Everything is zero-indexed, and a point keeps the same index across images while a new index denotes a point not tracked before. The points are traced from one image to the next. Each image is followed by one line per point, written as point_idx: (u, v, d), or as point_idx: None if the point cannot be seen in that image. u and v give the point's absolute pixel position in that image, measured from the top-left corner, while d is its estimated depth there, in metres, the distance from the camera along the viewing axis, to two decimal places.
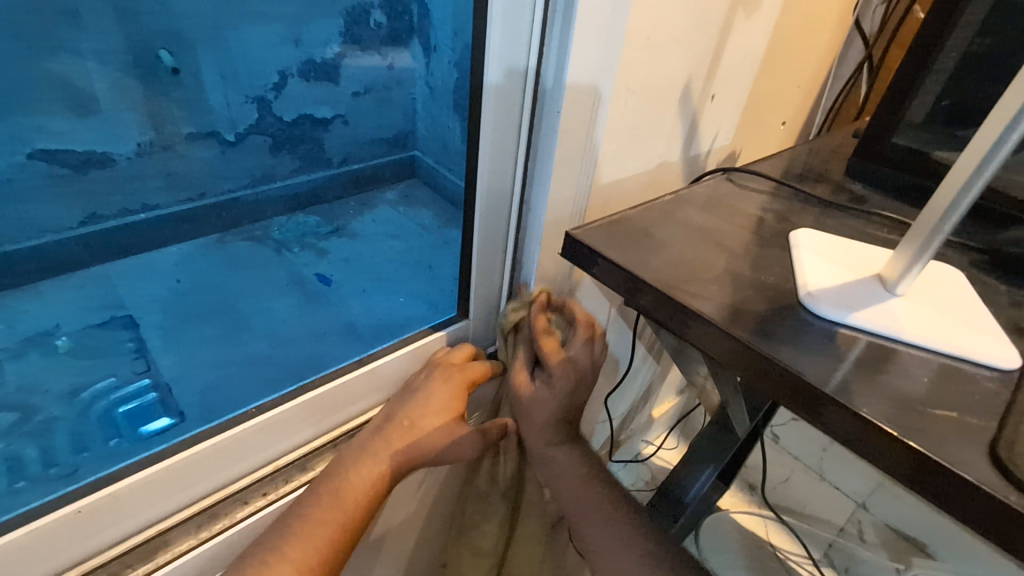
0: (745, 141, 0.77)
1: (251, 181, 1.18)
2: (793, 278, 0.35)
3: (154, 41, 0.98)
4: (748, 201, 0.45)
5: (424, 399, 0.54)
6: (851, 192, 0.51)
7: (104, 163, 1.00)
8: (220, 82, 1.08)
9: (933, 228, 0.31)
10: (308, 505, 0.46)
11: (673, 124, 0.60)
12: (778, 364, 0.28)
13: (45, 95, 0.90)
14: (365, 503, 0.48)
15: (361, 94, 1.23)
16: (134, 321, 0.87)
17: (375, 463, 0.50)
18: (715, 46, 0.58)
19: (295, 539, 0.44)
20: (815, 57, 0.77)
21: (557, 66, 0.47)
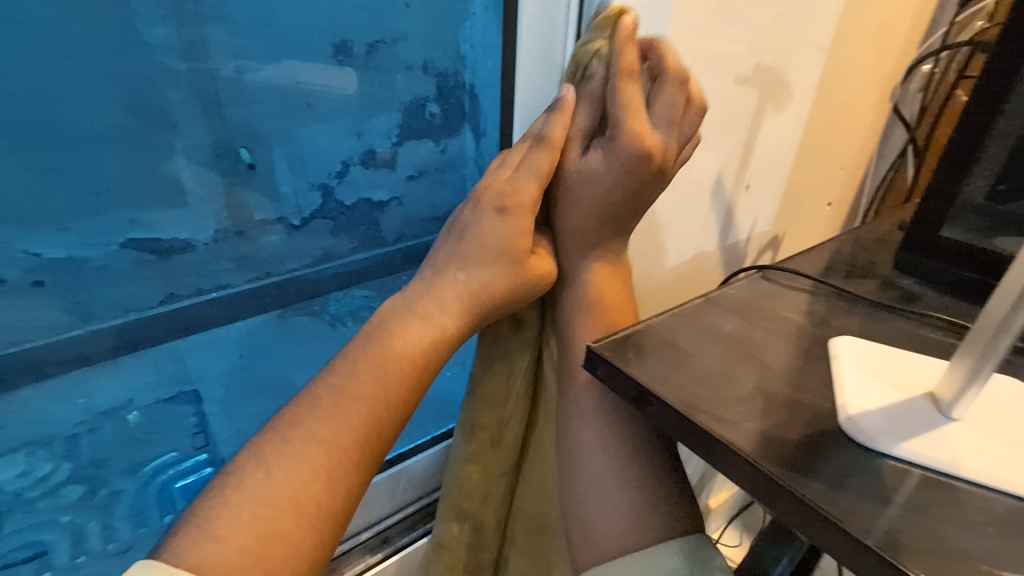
0: (787, 224, 0.75)
1: (312, 258, 0.79)
2: (831, 395, 0.33)
3: (234, 138, 0.70)
4: (786, 303, 0.44)
5: (478, 231, 0.43)
6: (902, 289, 0.48)
7: (184, 250, 0.71)
8: (287, 169, 0.76)
9: (989, 340, 0.28)
10: (336, 375, 0.37)
11: (707, 216, 0.60)
12: (814, 506, 0.26)
13: (142, 191, 0.67)
14: (411, 376, 0.39)
15: (414, 175, 0.83)
16: (198, 395, 0.80)
17: (425, 328, 0.40)
18: (745, 141, 0.59)
19: (319, 414, 0.35)
20: (855, 140, 0.76)
21: None
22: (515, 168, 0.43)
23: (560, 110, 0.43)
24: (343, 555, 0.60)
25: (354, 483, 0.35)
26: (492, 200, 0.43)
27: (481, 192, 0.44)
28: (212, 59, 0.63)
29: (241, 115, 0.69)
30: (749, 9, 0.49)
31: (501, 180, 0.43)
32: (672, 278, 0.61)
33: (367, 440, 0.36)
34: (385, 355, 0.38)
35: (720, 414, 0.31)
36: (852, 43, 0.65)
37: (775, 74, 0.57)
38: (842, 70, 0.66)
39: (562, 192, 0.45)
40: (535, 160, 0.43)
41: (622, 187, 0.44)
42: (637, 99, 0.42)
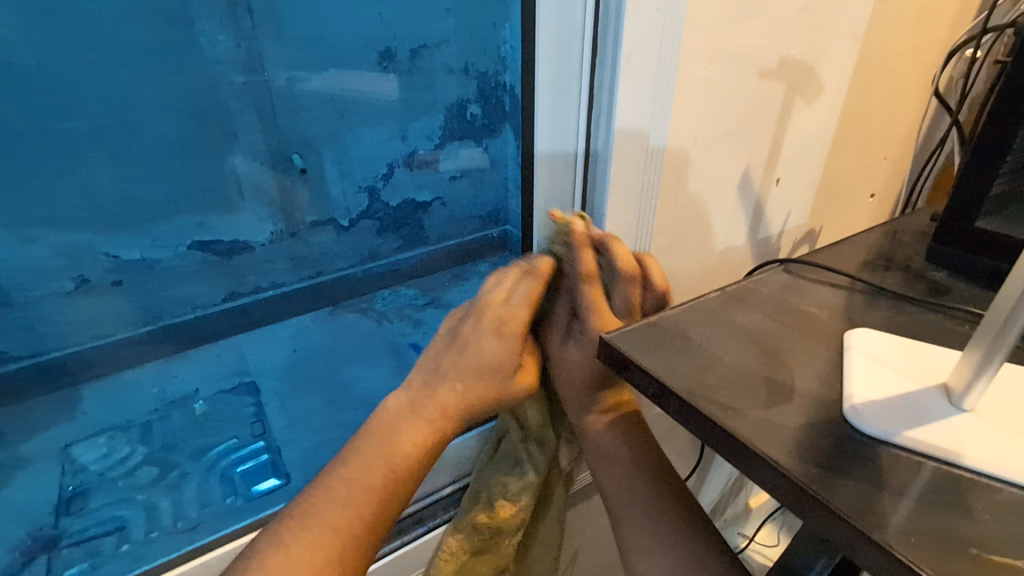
0: (826, 217, 0.74)
1: (360, 259, 1.23)
2: (839, 383, 0.33)
3: (291, 146, 1.05)
4: (804, 296, 0.44)
5: (476, 348, 0.47)
6: (933, 281, 0.47)
7: (243, 251, 1.11)
8: (337, 176, 1.12)
9: (999, 331, 0.27)
10: (343, 469, 0.42)
11: (734, 210, 0.60)
12: (803, 487, 0.27)
13: (195, 198, 1.01)
14: (410, 465, 0.43)
15: (457, 178, 1.21)
16: (257, 387, 0.97)
17: (426, 426, 0.45)
18: (774, 134, 0.58)
19: (329, 510, 0.40)
20: (899, 128, 0.73)
21: (605, 127, 0.48)
22: (502, 295, 0.49)
23: (530, 275, 0.49)
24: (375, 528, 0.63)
25: (360, 562, 0.39)
26: (489, 321, 0.48)
27: (481, 311, 0.48)
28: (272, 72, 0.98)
29: (296, 125, 1.03)
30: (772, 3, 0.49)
31: (496, 304, 0.48)
32: (700, 273, 0.62)
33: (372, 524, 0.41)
34: (390, 445, 0.43)
35: (721, 400, 0.32)
36: (890, 30, 0.63)
37: (804, 67, 0.56)
38: (879, 57, 0.64)
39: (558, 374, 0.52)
40: (523, 287, 0.48)
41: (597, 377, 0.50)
42: (592, 265, 0.48)
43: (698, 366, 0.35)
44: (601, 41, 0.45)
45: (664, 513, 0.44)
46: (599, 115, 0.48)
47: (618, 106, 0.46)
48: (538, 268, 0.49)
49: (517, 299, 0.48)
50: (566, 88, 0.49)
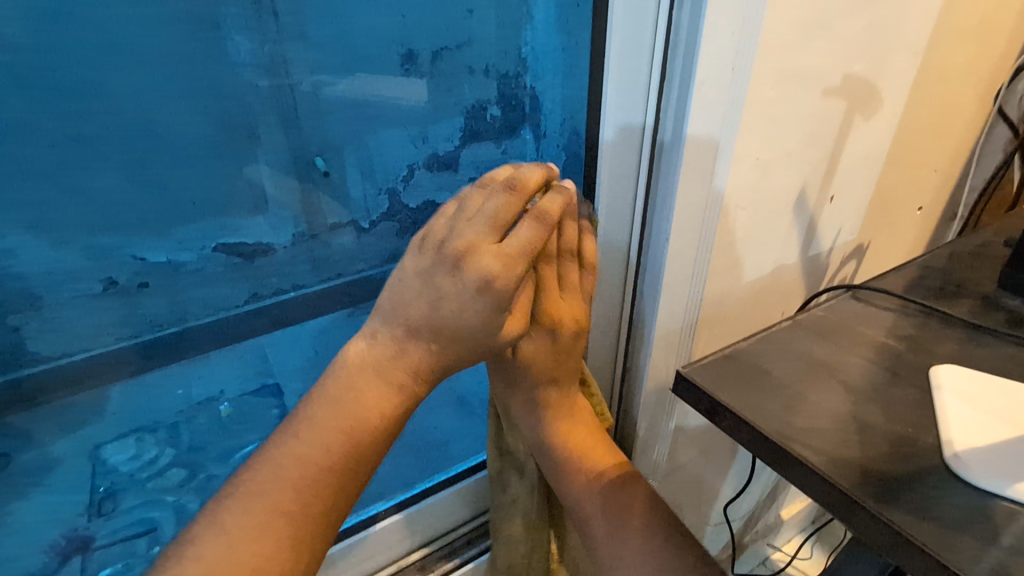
0: (875, 231, 0.72)
1: None
2: (937, 426, 0.34)
3: (309, 145, 0.53)
4: (875, 325, 0.43)
5: (454, 315, 0.39)
6: (1007, 310, 0.47)
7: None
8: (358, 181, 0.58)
9: None
10: (293, 441, 0.39)
11: (787, 230, 0.59)
12: (903, 533, 0.29)
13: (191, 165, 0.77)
14: (366, 439, 0.40)
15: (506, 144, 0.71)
16: None
17: (389, 391, 0.41)
18: (832, 150, 0.57)
19: (281, 482, 0.37)
20: (952, 140, 0.72)
21: (676, 120, 0.47)
22: (496, 238, 0.39)
23: (539, 219, 0.40)
24: (403, 567, 0.72)
25: (319, 534, 0.39)
26: (474, 275, 0.38)
27: (461, 262, 0.39)
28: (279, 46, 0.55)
29: (319, 129, 0.53)
30: (842, 20, 0.48)
31: (491, 256, 0.38)
32: (753, 291, 0.61)
33: (330, 499, 0.39)
34: (352, 416, 0.40)
35: (815, 444, 0.33)
36: (951, 41, 0.61)
37: (866, 83, 0.55)
38: (941, 71, 0.62)
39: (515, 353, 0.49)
40: (525, 233, 0.39)
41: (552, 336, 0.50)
42: (552, 282, 0.48)
43: (780, 405, 0.36)
44: (672, 53, 0.45)
45: (635, 538, 0.50)
46: (673, 109, 0.47)
47: (693, 110, 0.45)
48: (547, 216, 0.40)
49: (517, 245, 0.38)
50: (632, 96, 0.49)
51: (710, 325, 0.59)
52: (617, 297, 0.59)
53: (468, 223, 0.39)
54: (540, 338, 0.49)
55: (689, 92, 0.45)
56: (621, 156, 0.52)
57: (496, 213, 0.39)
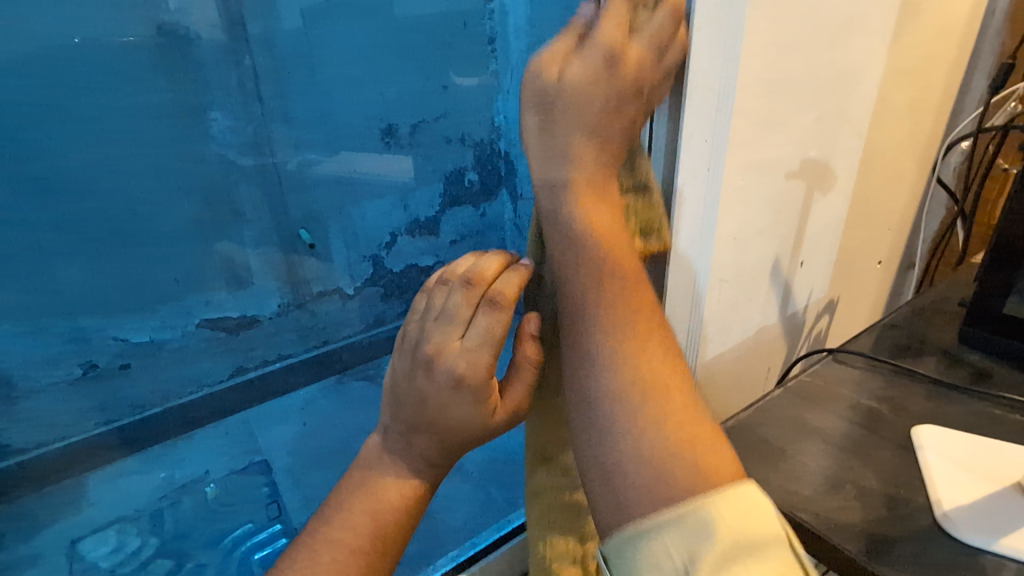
0: (843, 287, 0.78)
1: None
2: (921, 486, 0.39)
3: None
4: (856, 387, 0.48)
5: (440, 412, 0.40)
6: (971, 364, 0.52)
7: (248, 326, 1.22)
8: None
9: None
10: (328, 529, 0.41)
11: (766, 296, 0.64)
12: None
13: None
14: (387, 517, 0.41)
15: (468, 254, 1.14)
16: (268, 474, 1.07)
17: (407, 478, 0.42)
18: (798, 225, 0.63)
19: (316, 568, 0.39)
20: (900, 202, 0.79)
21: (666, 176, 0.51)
22: (457, 330, 0.40)
23: (496, 307, 0.39)
24: None
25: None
26: (447, 375, 0.39)
27: (434, 357, 0.40)
28: None
29: None
30: (793, 120, 0.55)
31: (457, 354, 0.39)
32: (739, 353, 0.65)
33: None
34: (376, 499, 0.42)
35: (821, 512, 0.37)
36: (888, 122, 0.69)
37: (820, 164, 0.62)
38: (883, 147, 0.70)
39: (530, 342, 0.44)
40: (486, 323, 0.39)
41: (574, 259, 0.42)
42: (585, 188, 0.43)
43: (788, 476, 0.39)
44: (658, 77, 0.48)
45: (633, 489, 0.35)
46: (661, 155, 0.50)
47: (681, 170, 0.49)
48: (502, 298, 0.39)
49: (477, 333, 0.39)
50: None
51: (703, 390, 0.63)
52: None
53: (438, 320, 0.41)
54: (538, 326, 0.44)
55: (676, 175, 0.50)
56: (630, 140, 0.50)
57: (458, 307, 0.40)
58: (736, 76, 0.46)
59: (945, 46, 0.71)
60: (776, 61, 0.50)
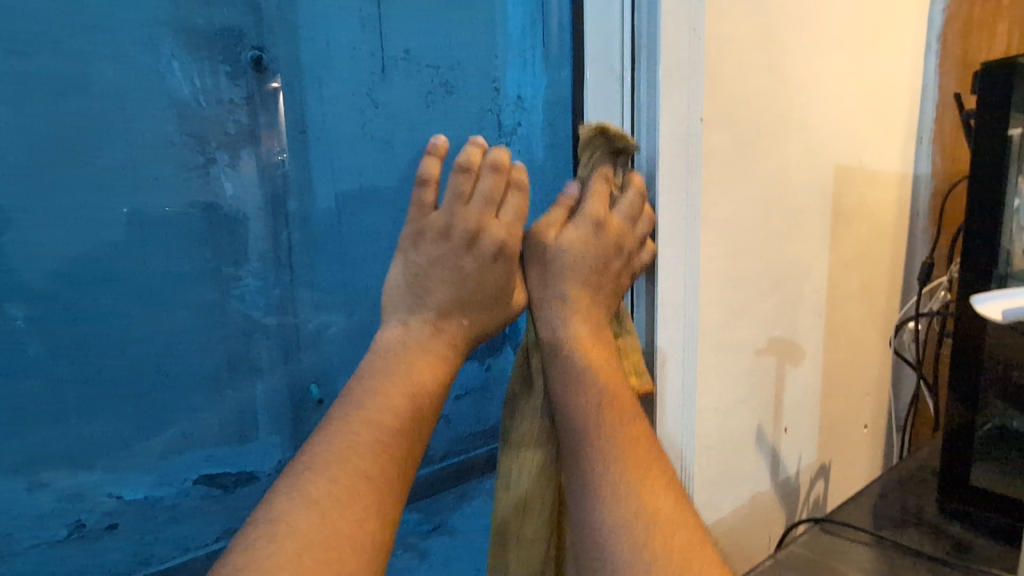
0: (832, 452, 0.82)
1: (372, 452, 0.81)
2: None
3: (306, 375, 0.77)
4: (848, 560, 0.54)
5: (477, 280, 0.52)
6: (949, 536, 0.58)
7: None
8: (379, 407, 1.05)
9: None
10: (361, 411, 0.46)
11: (755, 462, 0.68)
12: None
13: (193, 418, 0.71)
14: (394, 428, 0.46)
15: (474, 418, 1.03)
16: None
17: (436, 361, 0.51)
18: (774, 395, 0.70)
19: (326, 485, 0.42)
20: (872, 372, 0.86)
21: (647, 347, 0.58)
22: (468, 245, 0.51)
23: (495, 196, 0.51)
24: None
25: (376, 537, 0.42)
26: (489, 245, 0.51)
27: (477, 230, 0.51)
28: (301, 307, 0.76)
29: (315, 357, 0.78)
30: (754, 309, 0.65)
31: (498, 228, 0.51)
32: (735, 520, 0.67)
33: (381, 497, 0.43)
34: (412, 382, 0.49)
35: None
36: (844, 304, 0.79)
37: (786, 341, 0.70)
38: (842, 325, 0.79)
39: (534, 262, 0.54)
40: (516, 203, 0.52)
41: (590, 261, 0.52)
42: (599, 197, 0.52)
43: None
44: None
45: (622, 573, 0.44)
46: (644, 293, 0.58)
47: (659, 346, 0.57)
48: (502, 163, 0.50)
49: (490, 248, 0.51)
50: None
51: None
52: None
53: (445, 235, 0.51)
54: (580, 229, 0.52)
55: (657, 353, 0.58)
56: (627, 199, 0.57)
57: (472, 189, 0.51)
58: (697, 264, 0.58)
59: (881, 244, 0.84)
60: (732, 265, 0.61)
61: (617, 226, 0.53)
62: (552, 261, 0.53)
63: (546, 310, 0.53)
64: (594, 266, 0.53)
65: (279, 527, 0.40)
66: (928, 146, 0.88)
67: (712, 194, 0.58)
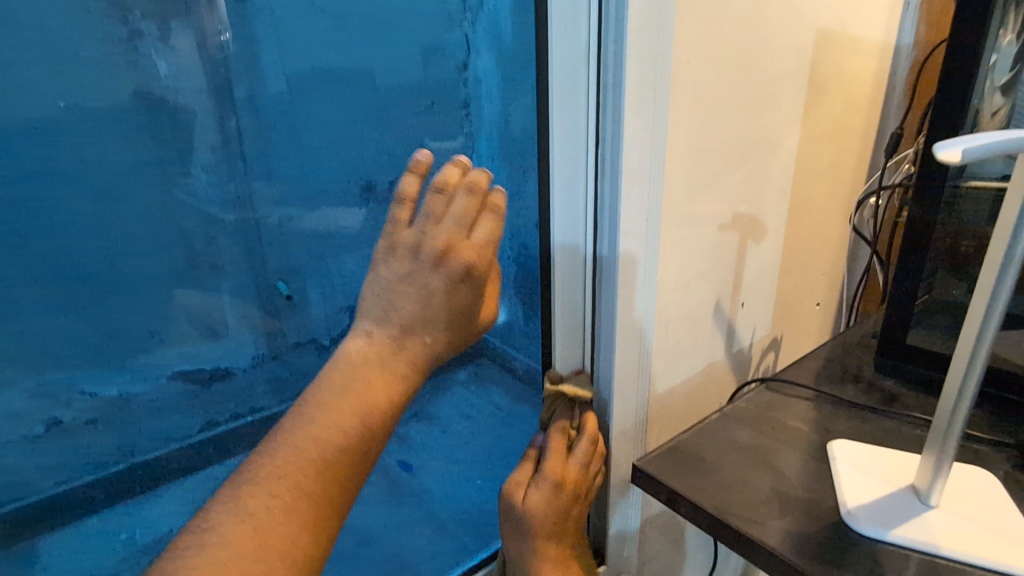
0: (784, 328, 0.86)
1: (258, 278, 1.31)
2: (835, 493, 0.47)
3: None
4: (790, 412, 0.58)
5: (436, 288, 0.45)
6: (884, 390, 0.63)
7: (225, 377, 1.30)
8: (321, 299, 1.39)
9: (946, 432, 0.41)
10: (308, 426, 0.38)
11: (711, 333, 0.71)
12: None
13: None
14: (342, 446, 0.38)
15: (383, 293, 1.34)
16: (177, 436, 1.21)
17: (393, 379, 0.42)
18: (735, 270, 0.71)
19: (264, 500, 0.34)
20: (830, 251, 0.88)
21: (611, 232, 0.56)
22: (438, 266, 0.45)
23: (460, 226, 0.46)
24: None
25: (308, 560, 0.34)
26: (458, 266, 0.45)
27: (437, 241, 0.45)
28: (258, 207, 1.26)
29: None
30: (720, 180, 0.64)
31: (458, 244, 0.45)
32: (690, 386, 0.71)
33: (317, 518, 0.35)
34: (363, 400, 0.40)
35: (746, 513, 0.45)
36: (810, 181, 0.79)
37: (750, 217, 0.70)
38: (806, 202, 0.79)
39: (506, 518, 0.59)
40: (487, 227, 0.47)
41: (550, 513, 0.57)
42: (558, 446, 0.59)
43: (721, 481, 0.49)
44: (602, 111, 0.53)
45: None
46: (606, 198, 0.56)
47: (622, 224, 0.55)
48: (477, 185, 0.46)
49: (460, 268, 0.45)
50: (572, 65, 0.53)
51: (658, 425, 0.69)
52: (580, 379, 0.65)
53: (416, 254, 0.45)
54: (543, 487, 0.57)
55: (617, 235, 0.56)
56: (570, 255, 0.60)
57: (446, 210, 0.46)
58: (663, 140, 0.55)
59: (853, 120, 0.82)
60: (700, 131, 0.59)
61: (572, 475, 0.58)
62: (522, 525, 0.58)
63: (504, 503, 0.60)
64: (551, 491, 0.57)
65: (211, 535, 0.32)
66: (914, 13, 0.83)
67: (683, 52, 0.54)
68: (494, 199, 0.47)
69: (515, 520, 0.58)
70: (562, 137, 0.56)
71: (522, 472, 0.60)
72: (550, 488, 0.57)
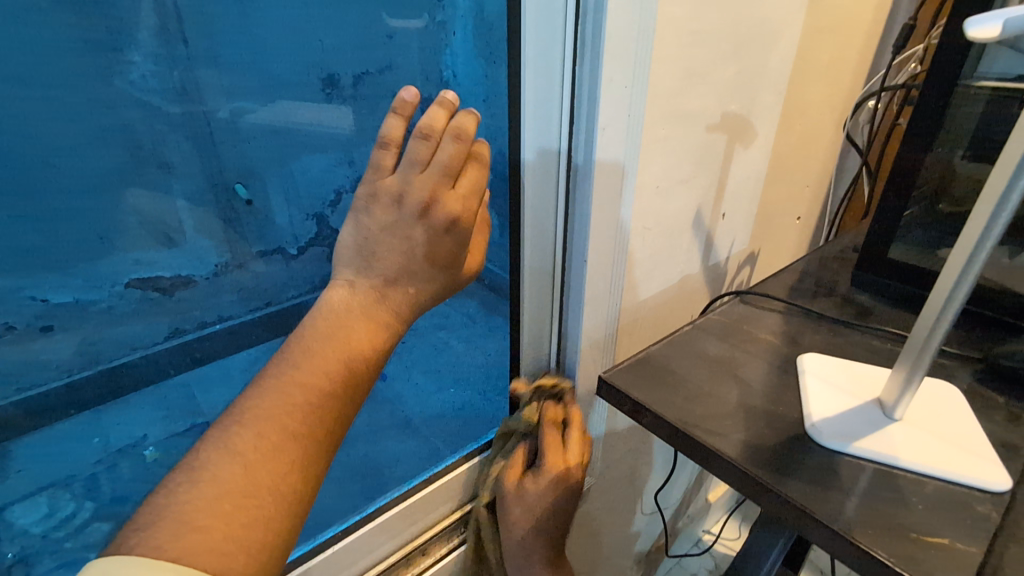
0: (762, 241, 0.83)
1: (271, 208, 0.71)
2: (801, 407, 0.46)
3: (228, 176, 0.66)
4: (761, 325, 0.57)
5: (411, 223, 0.39)
6: (859, 305, 0.61)
7: (186, 287, 0.65)
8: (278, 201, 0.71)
9: (920, 350, 0.39)
10: (293, 369, 0.35)
11: (689, 244, 0.68)
12: (787, 498, 0.39)
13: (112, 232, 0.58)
14: (329, 392, 0.35)
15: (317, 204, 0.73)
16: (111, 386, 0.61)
17: (374, 319, 0.38)
18: (719, 177, 0.66)
19: (248, 437, 0.32)
20: (818, 161, 0.84)
21: (587, 135, 0.51)
22: (424, 217, 0.39)
23: (447, 174, 0.39)
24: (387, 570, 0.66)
25: (297, 497, 0.33)
26: (441, 217, 0.39)
27: (415, 184, 0.38)
28: (205, 98, 0.59)
29: (237, 154, 0.65)
30: (714, 73, 0.57)
31: (435, 186, 0.38)
32: (663, 298, 0.69)
33: (307, 459, 0.34)
34: (347, 344, 0.37)
35: (708, 426, 0.44)
36: (808, 80, 0.72)
37: (741, 118, 0.64)
38: (800, 105, 0.73)
39: (506, 506, 0.63)
40: (474, 175, 0.40)
41: (553, 495, 0.62)
42: (553, 434, 0.63)
43: (686, 394, 0.48)
44: None
45: None
46: (587, 104, 0.49)
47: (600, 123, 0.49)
48: (465, 133, 0.39)
49: (445, 222, 0.39)
50: None
51: (629, 336, 0.67)
52: (549, 292, 0.62)
53: (398, 196, 0.39)
54: (546, 477, 0.61)
55: (594, 135, 0.50)
56: (542, 180, 0.55)
57: (431, 158, 0.38)
58: (653, 20, 0.48)
59: (861, 12, 0.74)
60: (697, 10, 0.51)
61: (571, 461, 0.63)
62: (524, 511, 0.62)
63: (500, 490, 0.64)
64: (552, 479, 0.62)
65: (201, 472, 0.31)
66: None
67: None
68: (479, 150, 0.41)
69: (517, 506, 0.62)
70: (533, 46, 0.49)
71: (517, 463, 0.64)
72: (551, 477, 0.62)
